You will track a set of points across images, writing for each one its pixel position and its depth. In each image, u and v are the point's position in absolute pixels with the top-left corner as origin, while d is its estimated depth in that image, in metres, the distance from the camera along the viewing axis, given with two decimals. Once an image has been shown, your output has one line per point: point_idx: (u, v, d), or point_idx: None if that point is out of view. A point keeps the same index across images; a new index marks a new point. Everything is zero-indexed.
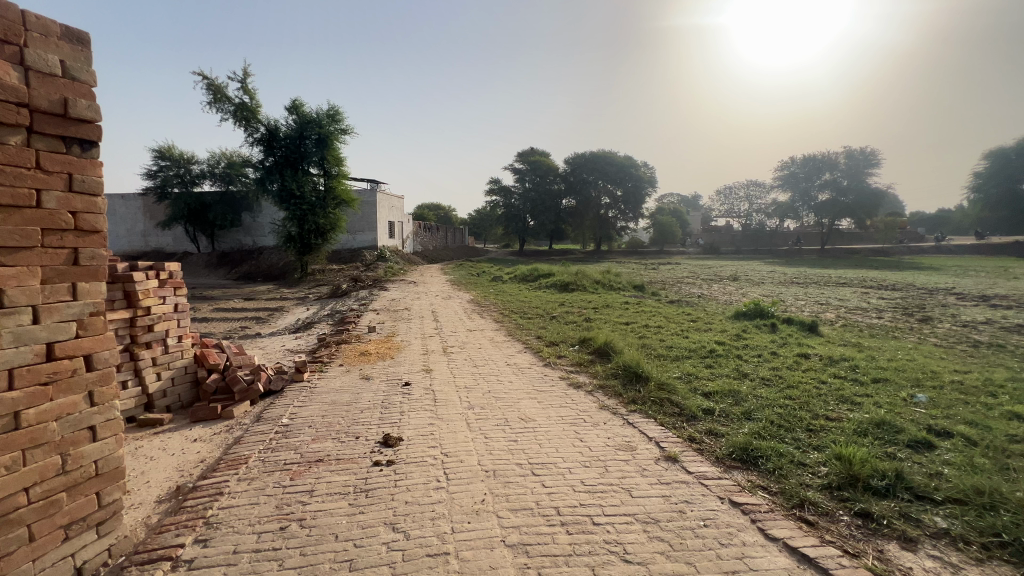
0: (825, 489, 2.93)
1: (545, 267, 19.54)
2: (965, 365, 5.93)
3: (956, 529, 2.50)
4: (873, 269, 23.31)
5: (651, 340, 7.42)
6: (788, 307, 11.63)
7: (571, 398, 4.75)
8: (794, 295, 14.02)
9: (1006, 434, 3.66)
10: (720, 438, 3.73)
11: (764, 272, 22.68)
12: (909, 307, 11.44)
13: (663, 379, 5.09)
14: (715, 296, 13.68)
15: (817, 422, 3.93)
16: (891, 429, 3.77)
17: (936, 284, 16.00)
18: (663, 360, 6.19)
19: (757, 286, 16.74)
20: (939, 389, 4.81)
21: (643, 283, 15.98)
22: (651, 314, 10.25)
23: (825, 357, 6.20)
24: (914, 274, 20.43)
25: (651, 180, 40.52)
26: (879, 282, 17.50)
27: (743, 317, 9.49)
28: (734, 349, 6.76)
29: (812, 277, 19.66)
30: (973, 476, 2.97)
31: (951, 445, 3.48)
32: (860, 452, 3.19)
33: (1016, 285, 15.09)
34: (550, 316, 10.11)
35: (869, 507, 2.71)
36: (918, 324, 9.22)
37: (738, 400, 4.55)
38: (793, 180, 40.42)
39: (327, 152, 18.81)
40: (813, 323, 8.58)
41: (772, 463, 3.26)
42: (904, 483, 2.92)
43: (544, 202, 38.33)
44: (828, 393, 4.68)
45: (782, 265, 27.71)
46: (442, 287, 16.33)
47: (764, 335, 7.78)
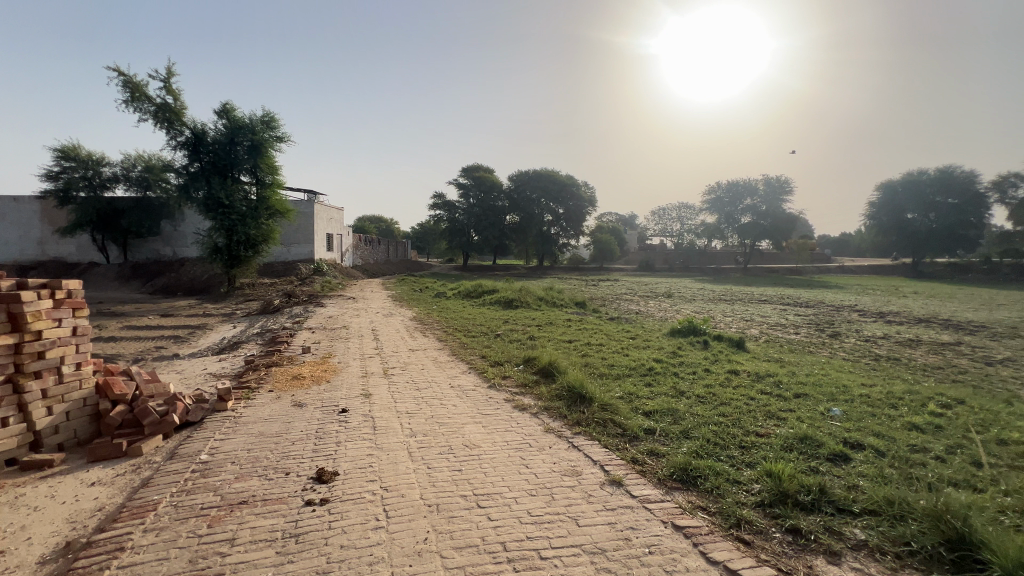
0: (758, 507, 3.07)
1: (489, 283, 19.56)
2: (870, 378, 6.54)
3: (873, 540, 2.69)
4: (789, 288, 25.40)
5: (594, 359, 7.56)
6: (717, 323, 12.38)
7: (516, 422, 4.69)
8: (722, 311, 14.98)
9: (908, 444, 4.03)
10: (661, 458, 3.81)
11: (695, 289, 24.10)
12: (820, 322, 12.60)
13: (606, 399, 5.16)
14: (652, 313, 14.32)
15: (748, 439, 4.14)
16: (812, 442, 4.04)
17: (841, 302, 17.74)
18: (606, 379, 6.30)
19: (689, 302, 17.71)
20: (850, 403, 5.25)
21: (585, 299, 16.44)
22: (593, 331, 10.50)
23: (752, 373, 6.60)
24: (823, 292, 22.56)
25: (590, 200, 42.14)
26: (794, 299, 19.13)
27: (677, 334, 9.96)
28: (672, 367, 7.03)
29: (737, 294, 21.17)
30: (885, 487, 3.21)
31: (864, 457, 3.77)
32: (788, 468, 3.38)
33: (905, 303, 17.07)
34: (494, 334, 10.08)
35: (798, 523, 2.85)
36: (829, 339, 10.13)
37: (676, 419, 4.70)
38: (719, 204, 43.39)
39: (260, 160, 17.82)
40: (740, 339, 9.15)
41: (710, 481, 3.37)
42: (827, 497, 3.11)
43: (488, 218, 38.46)
44: (757, 410, 4.95)
45: (709, 282, 29.81)
46: (384, 304, 15.89)
47: (697, 352, 8.20)
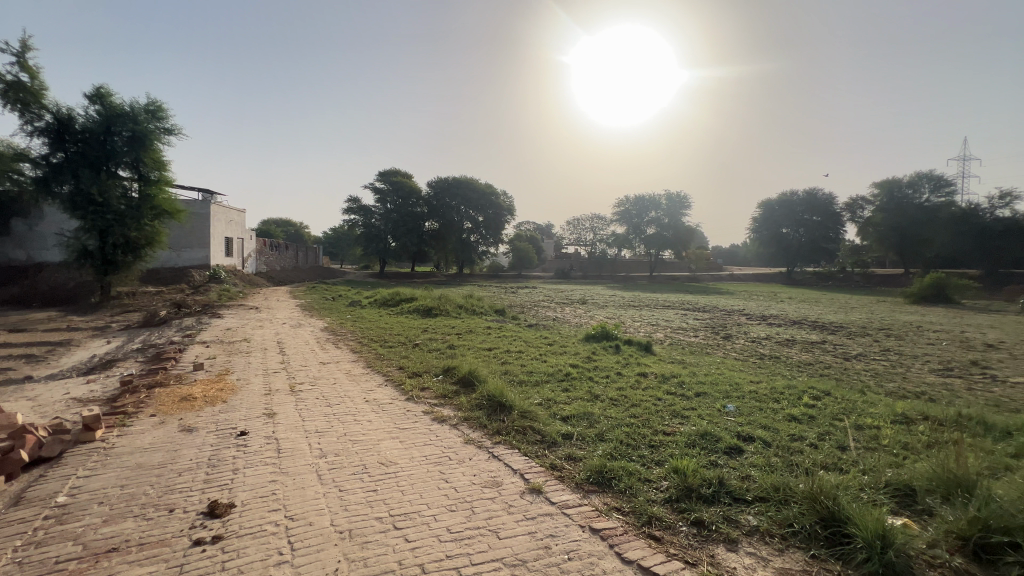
0: (666, 503, 3.25)
1: (407, 291, 19.05)
2: (757, 375, 7.31)
3: (763, 525, 2.97)
4: (689, 294, 27.78)
5: (512, 366, 7.62)
6: (628, 328, 13.15)
7: (434, 435, 4.56)
8: (632, 317, 15.92)
9: (789, 434, 4.52)
10: (579, 462, 3.92)
11: (607, 295, 25.40)
12: (715, 325, 13.87)
13: (525, 407, 5.21)
14: (568, 319, 14.82)
15: (656, 438, 4.39)
16: (711, 437, 4.40)
17: (731, 306, 19.72)
18: (524, 386, 6.38)
19: (601, 308, 18.61)
20: (741, 399, 5.80)
21: (504, 306, 16.62)
22: (512, 338, 10.61)
23: (658, 375, 7.06)
24: (716, 297, 24.98)
25: (509, 209, 42.78)
26: (693, 304, 20.93)
27: (592, 339, 10.39)
28: (586, 371, 7.30)
29: (644, 300, 22.70)
30: (772, 475, 3.56)
31: (754, 448, 4.17)
32: (691, 463, 3.63)
33: (782, 307, 19.39)
34: (413, 343, 9.79)
35: (701, 515, 3.07)
36: (722, 340, 11.19)
37: (592, 422, 4.86)
38: (628, 216, 46.33)
39: (144, 153, 15.81)
40: (648, 343, 9.75)
41: (624, 482, 3.52)
42: (724, 488, 3.39)
43: (406, 224, 37.52)
44: (664, 409, 5.29)
45: (620, 289, 31.69)
46: (291, 314, 14.82)
47: (609, 356, 8.61)
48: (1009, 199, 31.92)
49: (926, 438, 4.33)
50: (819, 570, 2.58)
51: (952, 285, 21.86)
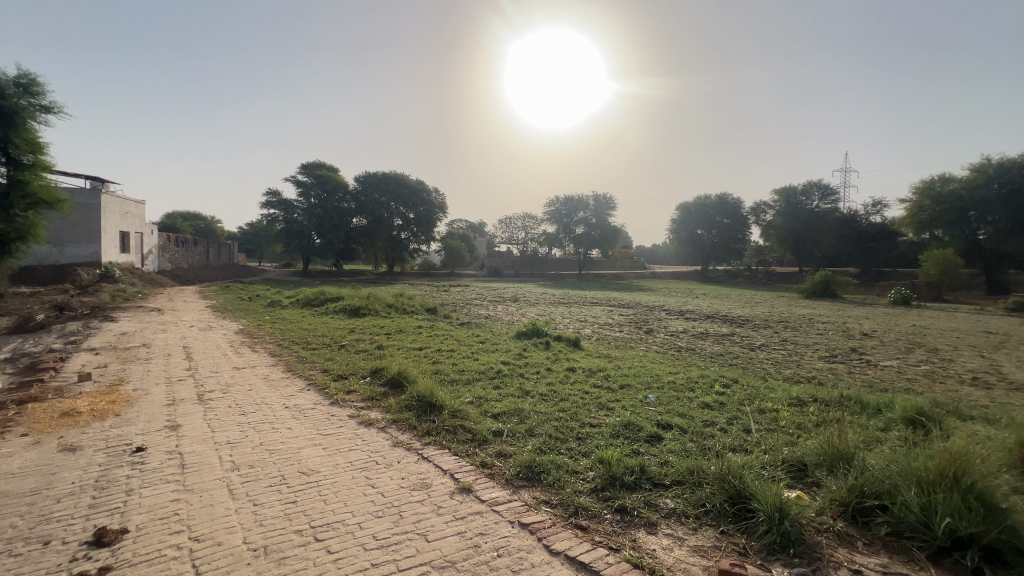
0: (592, 492, 3.38)
1: (331, 290, 18.14)
2: (675, 367, 7.82)
3: (680, 507, 3.17)
4: (615, 291, 29.08)
5: (444, 365, 7.53)
6: (557, 325, 13.50)
7: (361, 439, 4.39)
8: (562, 313, 16.34)
9: (702, 421, 4.88)
10: (509, 458, 3.96)
11: (538, 293, 25.91)
12: (638, 321, 14.61)
13: (456, 406, 5.16)
14: (500, 317, 14.90)
15: (583, 430, 4.55)
16: (634, 427, 4.63)
17: (653, 302, 20.91)
18: (456, 385, 6.32)
19: (532, 306, 18.96)
20: (661, 389, 6.17)
21: (435, 305, 16.37)
22: (443, 337, 10.47)
23: (586, 369, 7.32)
24: (639, 294, 26.37)
25: (441, 207, 42.17)
26: (618, 301, 21.93)
27: (523, 336, 10.53)
28: (517, 368, 7.39)
29: (573, 297, 23.45)
30: (688, 459, 3.82)
31: (672, 435, 4.45)
32: (615, 453, 3.80)
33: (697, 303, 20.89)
34: (338, 345, 9.35)
35: (624, 501, 3.22)
36: (644, 335, 11.84)
37: (522, 418, 4.93)
38: (558, 216, 47.55)
39: (13, 133, 13.67)
40: (577, 338, 10.06)
41: (552, 475, 3.60)
42: (645, 474, 3.58)
43: (332, 220, 35.71)
44: (591, 403, 5.49)
45: (550, 287, 32.52)
46: (201, 315, 13.55)
47: (540, 352, 8.78)
48: (881, 207, 36.70)
49: (816, 418, 4.87)
50: (727, 544, 2.80)
51: (836, 282, 24.77)
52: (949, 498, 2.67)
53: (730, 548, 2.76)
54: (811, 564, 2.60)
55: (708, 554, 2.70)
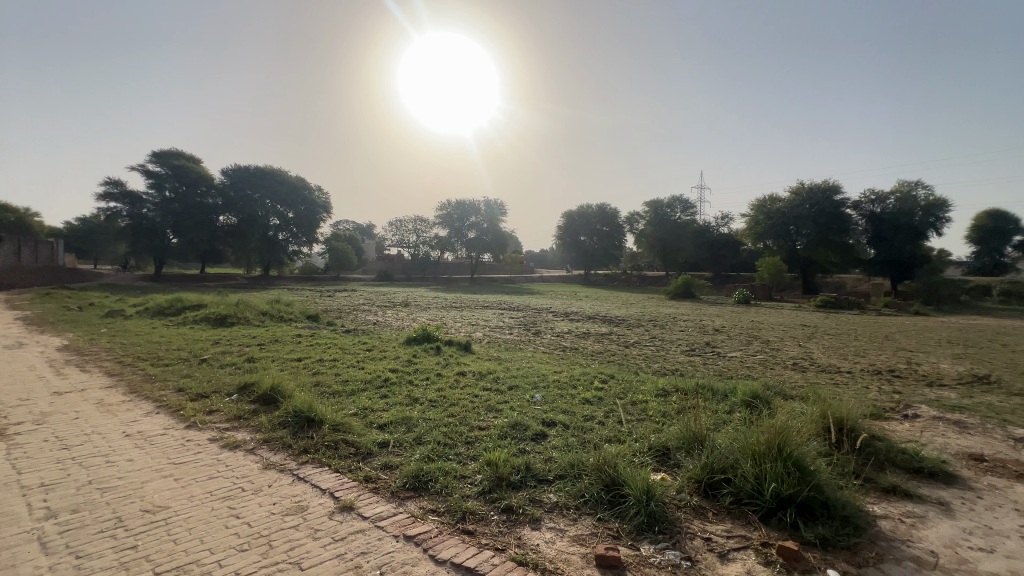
0: (480, 495, 3.40)
1: (190, 296, 15.86)
2: (560, 365, 8.24)
3: (562, 499, 3.34)
4: (506, 294, 29.86)
5: (325, 376, 7.02)
6: (449, 329, 13.41)
7: (224, 465, 3.90)
8: (453, 318, 16.25)
9: (583, 416, 5.20)
10: (396, 470, 3.82)
11: (429, 297, 25.49)
12: (527, 323, 15.14)
13: (338, 419, 4.84)
14: (389, 323, 14.34)
15: (473, 434, 4.57)
16: (521, 427, 4.77)
17: (540, 305, 21.86)
18: (340, 397, 5.93)
19: (423, 310, 18.63)
20: (547, 388, 6.46)
21: (317, 311, 15.21)
22: (326, 346, 9.76)
23: (476, 373, 7.37)
24: (528, 297, 27.38)
25: (324, 207, 39.55)
26: (508, 304, 22.50)
27: (413, 342, 10.26)
28: (406, 375, 7.17)
29: (464, 301, 23.52)
30: (570, 453, 4.04)
31: (556, 432, 4.66)
32: (502, 454, 3.87)
33: (581, 304, 22.33)
34: (198, 359, 8.21)
35: (510, 501, 3.29)
36: (533, 336, 12.31)
37: (410, 426, 4.79)
38: (450, 220, 47.47)
39: None
40: (468, 342, 10.08)
41: (440, 482, 3.56)
42: (530, 472, 3.71)
43: (193, 217, 31.37)
44: (481, 405, 5.54)
45: (443, 291, 32.31)
46: (6, 330, 10.92)
47: (430, 358, 8.65)
48: (727, 220, 42.71)
49: (677, 406, 5.48)
50: (602, 530, 3.01)
51: (694, 284, 28.29)
52: (775, 467, 3.18)
53: (605, 533, 2.97)
54: (672, 538, 2.91)
55: (587, 542, 2.87)
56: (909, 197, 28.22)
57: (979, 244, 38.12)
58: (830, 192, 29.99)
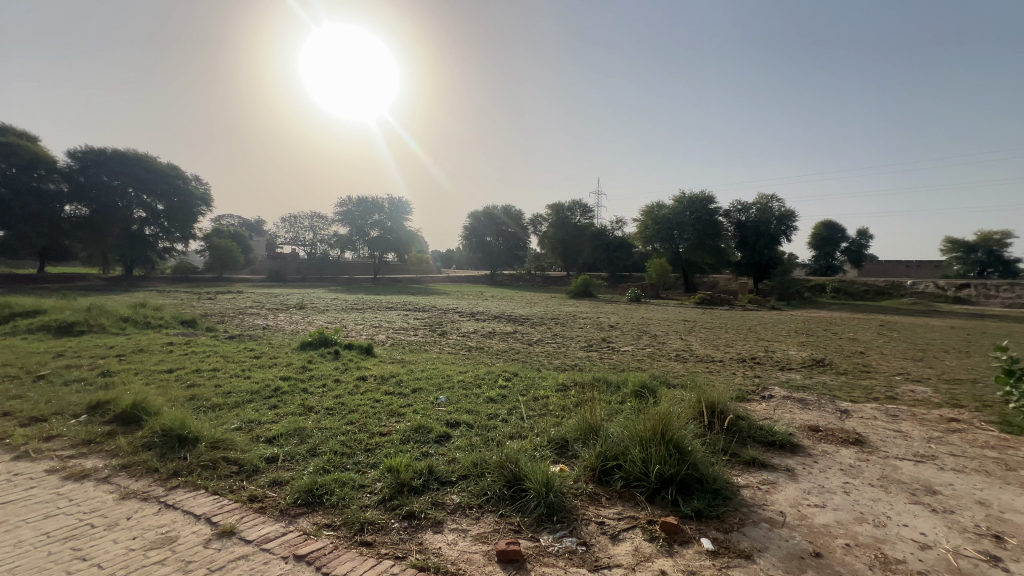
0: (380, 503, 3.28)
1: (21, 301, 13.12)
2: (465, 366, 8.22)
3: (465, 499, 3.34)
4: (411, 295, 29.14)
5: (203, 389, 6.26)
6: (349, 333, 12.72)
7: (66, 501, 3.29)
8: (354, 320, 15.43)
9: (486, 414, 5.26)
10: (285, 486, 3.53)
11: (327, 299, 23.96)
12: (432, 324, 14.90)
13: (218, 435, 4.35)
14: (281, 327, 13.22)
15: (373, 440, 4.39)
16: (423, 430, 4.69)
17: (446, 305, 21.64)
18: (220, 411, 5.33)
19: (320, 313, 17.46)
20: (451, 389, 6.41)
21: (194, 316, 13.52)
22: (204, 355, 8.71)
23: (378, 377, 7.08)
24: (433, 298, 26.97)
25: (203, 199, 35.34)
26: (412, 305, 21.94)
27: (308, 347, 9.56)
28: (300, 383, 6.65)
29: (366, 303, 22.45)
30: (473, 453, 4.05)
31: (459, 432, 4.65)
32: (404, 459, 3.77)
33: (486, 304, 22.52)
34: (32, 375, 6.84)
35: (412, 507, 3.22)
36: (438, 337, 12.15)
37: (304, 437, 4.47)
38: (351, 218, 45.36)
39: None
40: (369, 345, 9.65)
41: (336, 495, 3.36)
42: (432, 475, 3.66)
43: (27, 206, 26.11)
44: (382, 410, 5.33)
45: (344, 292, 30.64)
46: None
47: (327, 363, 8.14)
48: (621, 225, 45.96)
49: (575, 399, 5.78)
50: (505, 526, 3.06)
51: (593, 284, 29.99)
52: (658, 450, 3.50)
53: (507, 529, 3.03)
54: (570, 525, 3.06)
55: (489, 539, 2.91)
56: (766, 208, 32.71)
57: (818, 249, 45.36)
58: (706, 202, 33.72)
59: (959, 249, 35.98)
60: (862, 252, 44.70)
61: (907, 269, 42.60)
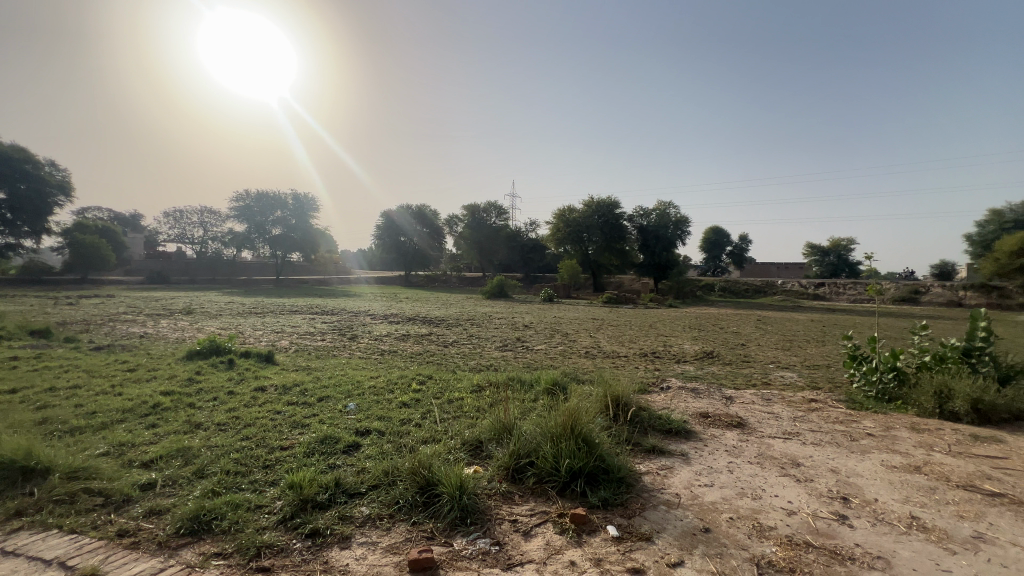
0: (280, 524, 3.03)
1: None
2: (377, 371, 7.89)
3: (375, 511, 3.21)
4: (318, 297, 27.40)
5: (58, 410, 5.33)
6: (246, 339, 11.63)
7: None
8: (251, 325, 14.13)
9: (399, 420, 5.10)
10: (166, 515, 3.12)
11: (220, 303, 21.65)
12: (341, 328, 14.12)
13: (77, 464, 3.73)
14: (162, 335, 11.71)
15: (272, 456, 4.05)
16: (330, 440, 4.42)
17: (356, 308, 20.65)
18: (80, 435, 4.57)
19: (212, 318, 15.76)
20: (362, 395, 6.12)
21: (46, 325, 11.47)
22: (59, 370, 7.41)
23: (279, 387, 6.53)
24: (343, 300, 25.57)
25: (61, 187, 30.00)
26: (320, 308, 20.65)
27: (196, 357, 8.56)
28: (185, 398, 5.92)
29: (266, 306, 20.68)
30: (385, 461, 3.90)
31: (369, 440, 4.46)
32: (307, 474, 3.51)
33: (400, 306, 21.84)
34: None
35: (316, 524, 3.01)
36: (347, 341, 11.55)
37: (189, 458, 4.00)
38: (249, 213, 41.64)
39: None
40: (270, 353, 8.89)
41: (227, 520, 3.04)
42: (339, 488, 3.46)
43: None
44: (284, 423, 4.94)
45: (239, 295, 27.99)
46: None
47: (219, 374, 7.35)
48: (535, 227, 47.21)
49: (490, 399, 5.83)
50: (417, 533, 2.99)
51: (507, 285, 30.44)
52: (568, 444, 3.63)
53: (419, 536, 2.96)
54: (483, 526, 3.06)
55: (400, 549, 2.82)
56: (665, 215, 35.47)
57: (708, 252, 50.23)
58: (612, 207, 35.77)
59: (817, 254, 41.88)
60: (744, 255, 50.31)
61: (778, 270, 48.59)
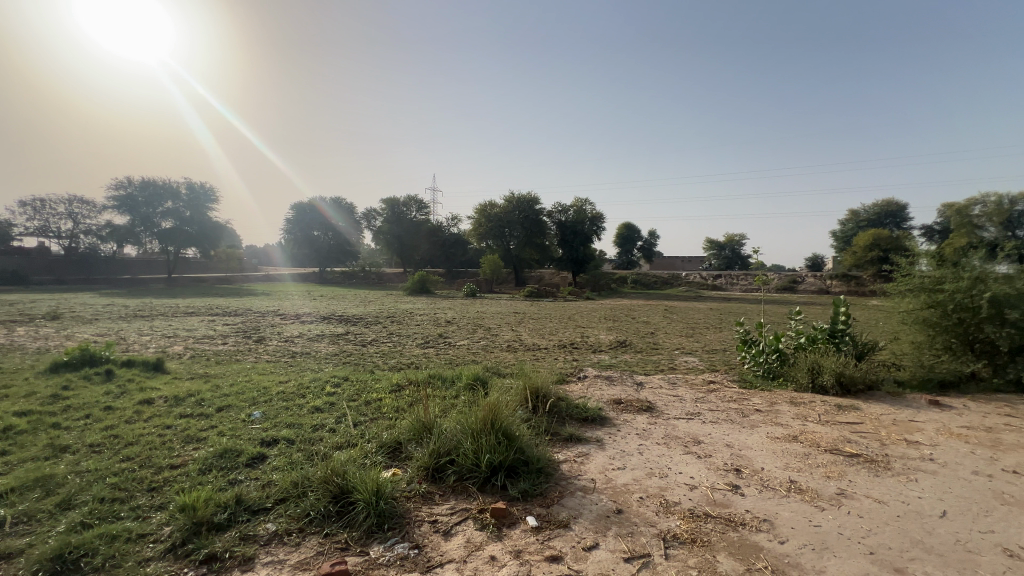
0: (168, 553, 2.71)
1: None
2: (287, 375, 7.35)
3: (282, 526, 2.98)
4: (219, 297, 24.89)
5: None
6: (130, 346, 10.26)
7: None
8: (136, 331, 12.49)
9: (310, 426, 4.79)
10: (19, 558, 2.65)
11: (97, 306, 18.91)
12: (247, 330, 12.97)
13: None
14: (19, 346, 9.97)
15: (161, 476, 3.61)
16: (231, 454, 4.03)
17: (265, 308, 19.11)
18: None
19: (87, 324, 13.72)
20: (269, 402, 5.66)
21: None
22: None
23: (170, 398, 5.84)
24: (250, 300, 23.56)
25: None
26: (222, 308, 18.83)
27: (64, 369, 7.39)
28: (47, 418, 5.07)
29: (156, 308, 18.45)
30: (294, 471, 3.64)
31: (278, 451, 4.14)
32: (202, 493, 3.17)
33: (315, 305, 20.57)
34: None
35: (213, 548, 2.73)
36: (254, 344, 10.63)
37: (51, 488, 3.43)
38: (131, 203, 36.54)
39: None
40: (158, 361, 7.92)
41: (103, 554, 2.67)
42: (240, 506, 3.17)
43: None
44: (174, 438, 4.43)
45: (118, 296, 24.60)
46: None
47: (94, 387, 6.41)
48: (456, 221, 46.76)
49: (409, 398, 5.68)
50: (329, 546, 2.82)
51: (429, 281, 29.89)
52: (489, 440, 3.64)
53: (332, 548, 2.80)
54: (401, 531, 2.97)
55: (311, 564, 2.65)
56: (582, 211, 36.69)
57: (621, 247, 53.05)
58: (532, 203, 36.44)
59: (715, 248, 45.99)
60: (653, 249, 53.83)
61: (683, 263, 52.70)
